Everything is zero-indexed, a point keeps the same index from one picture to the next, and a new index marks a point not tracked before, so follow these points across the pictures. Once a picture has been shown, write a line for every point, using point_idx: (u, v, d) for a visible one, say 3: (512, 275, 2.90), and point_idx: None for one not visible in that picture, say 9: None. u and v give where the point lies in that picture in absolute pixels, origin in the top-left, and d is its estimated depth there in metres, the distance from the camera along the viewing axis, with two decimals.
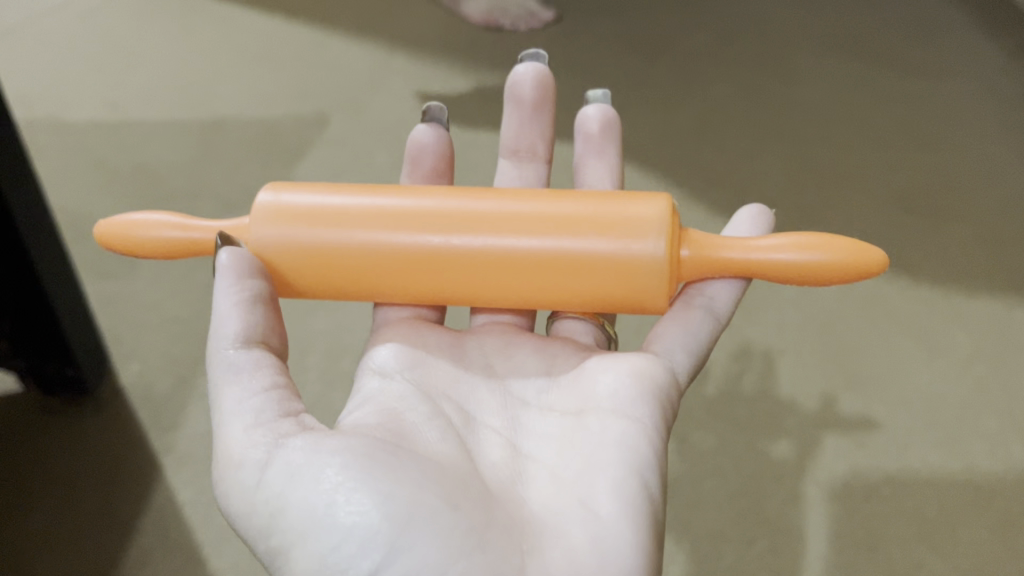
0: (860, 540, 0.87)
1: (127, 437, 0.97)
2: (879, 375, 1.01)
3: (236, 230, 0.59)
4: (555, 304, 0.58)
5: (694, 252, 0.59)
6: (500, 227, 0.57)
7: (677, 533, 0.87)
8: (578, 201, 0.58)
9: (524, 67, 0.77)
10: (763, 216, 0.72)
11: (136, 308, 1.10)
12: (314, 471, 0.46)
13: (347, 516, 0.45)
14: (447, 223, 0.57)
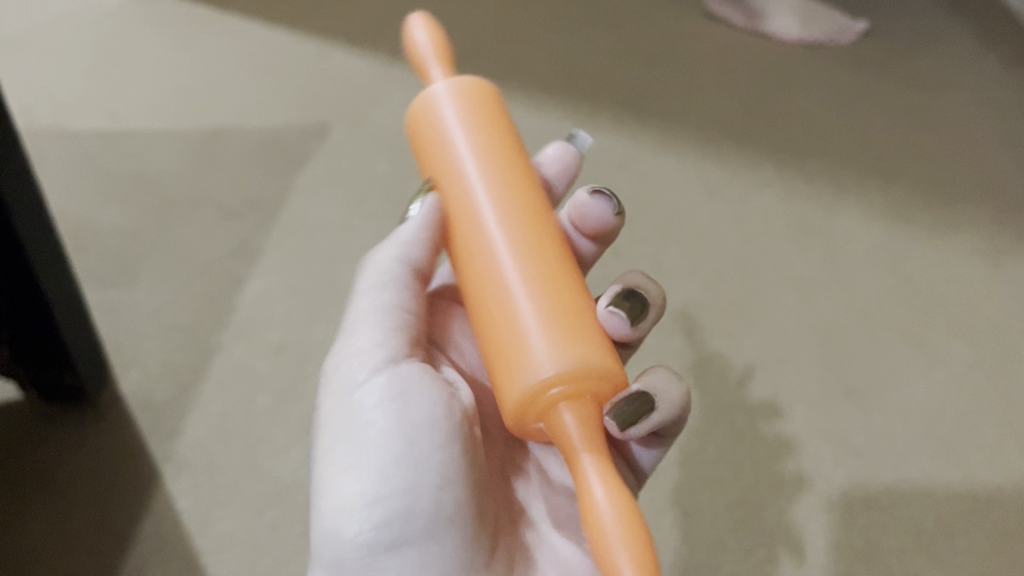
0: (858, 550, 0.87)
1: (127, 445, 0.98)
2: (879, 384, 1.01)
3: (430, 105, 0.58)
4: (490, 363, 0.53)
5: (565, 420, 0.48)
6: (490, 294, 0.52)
7: (675, 542, 0.87)
8: (571, 329, 0.49)
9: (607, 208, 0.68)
10: None
11: (137, 316, 1.10)
12: (399, 421, 0.53)
13: (408, 476, 0.52)
14: (471, 266, 0.54)
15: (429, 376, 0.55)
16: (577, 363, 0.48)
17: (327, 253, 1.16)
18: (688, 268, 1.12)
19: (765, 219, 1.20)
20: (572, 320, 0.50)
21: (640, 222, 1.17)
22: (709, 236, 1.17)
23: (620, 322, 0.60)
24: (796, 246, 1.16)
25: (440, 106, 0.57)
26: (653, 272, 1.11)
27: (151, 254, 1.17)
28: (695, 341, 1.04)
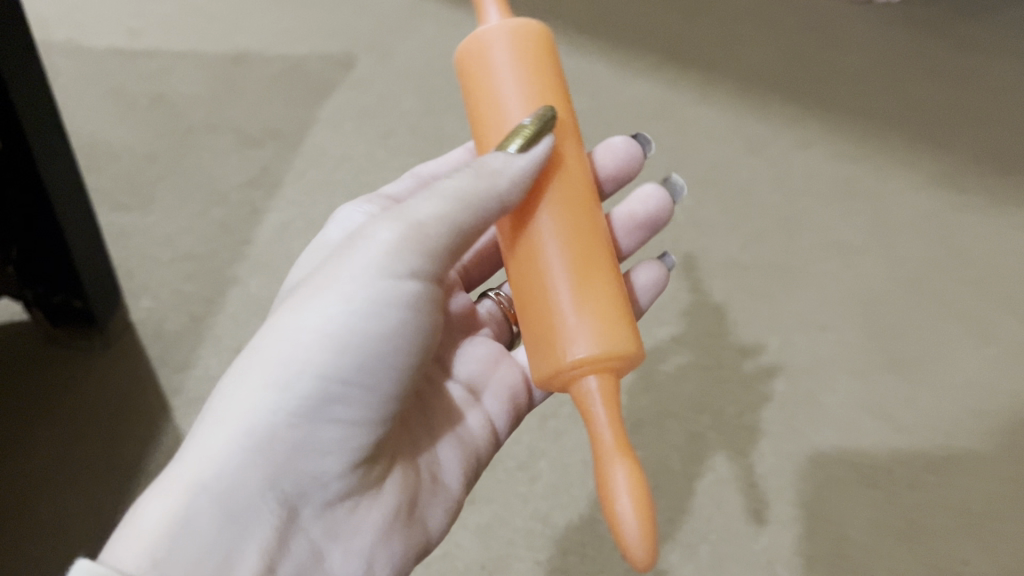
0: (902, 530, 0.82)
1: (137, 374, 0.93)
2: (924, 356, 0.96)
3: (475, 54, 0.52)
4: (534, 322, 0.50)
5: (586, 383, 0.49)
6: (543, 291, 0.50)
7: (707, 508, 0.82)
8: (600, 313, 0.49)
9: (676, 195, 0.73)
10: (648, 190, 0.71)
11: (150, 243, 1.05)
12: (349, 327, 0.49)
13: (327, 414, 0.49)
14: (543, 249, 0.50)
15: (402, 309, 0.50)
16: (605, 342, 0.48)
17: (350, 188, 1.11)
18: (727, 225, 1.06)
19: (811, 178, 1.14)
20: (613, 312, 0.49)
21: (678, 175, 1.12)
22: (750, 193, 1.11)
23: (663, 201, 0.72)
24: (841, 209, 1.10)
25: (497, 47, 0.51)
26: (691, 227, 1.06)
27: (166, 179, 1.12)
28: (733, 301, 0.99)
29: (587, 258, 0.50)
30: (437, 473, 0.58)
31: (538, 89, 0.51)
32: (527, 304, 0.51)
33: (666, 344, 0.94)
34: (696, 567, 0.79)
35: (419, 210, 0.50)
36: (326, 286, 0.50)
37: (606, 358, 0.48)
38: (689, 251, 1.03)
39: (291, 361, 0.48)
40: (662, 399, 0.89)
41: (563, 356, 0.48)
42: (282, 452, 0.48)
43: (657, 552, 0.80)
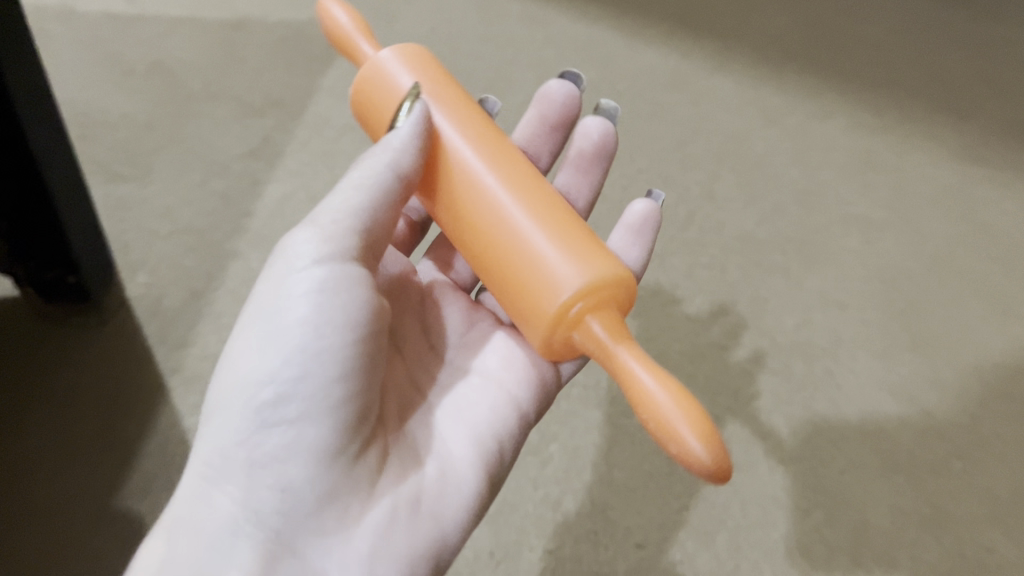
0: (926, 517, 0.79)
1: (133, 352, 0.90)
2: (948, 337, 0.92)
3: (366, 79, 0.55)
4: (513, 284, 0.49)
5: (594, 328, 0.47)
6: (510, 242, 0.49)
7: (724, 493, 0.79)
8: (570, 247, 0.48)
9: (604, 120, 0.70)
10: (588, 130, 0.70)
11: (147, 216, 1.02)
12: (270, 327, 0.48)
13: (267, 417, 0.47)
14: (499, 207, 0.50)
15: (325, 296, 0.47)
16: (592, 268, 0.47)
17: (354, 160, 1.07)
18: (744, 200, 1.03)
19: (831, 150, 1.10)
20: (585, 246, 0.49)
21: (694, 147, 1.07)
22: (769, 165, 1.07)
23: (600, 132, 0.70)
24: (862, 183, 1.06)
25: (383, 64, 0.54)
26: (707, 201, 1.02)
27: (164, 149, 1.08)
28: (751, 278, 0.95)
29: (533, 200, 0.50)
30: (446, 459, 0.53)
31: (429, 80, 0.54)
32: (502, 276, 0.49)
33: (681, 322, 0.90)
34: (713, 555, 0.76)
35: (330, 209, 0.50)
36: (247, 310, 0.49)
37: (593, 286, 0.47)
38: (704, 225, 0.99)
39: (225, 387, 0.48)
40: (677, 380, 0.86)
41: (556, 302, 0.47)
42: (241, 470, 0.47)
43: (673, 541, 0.77)
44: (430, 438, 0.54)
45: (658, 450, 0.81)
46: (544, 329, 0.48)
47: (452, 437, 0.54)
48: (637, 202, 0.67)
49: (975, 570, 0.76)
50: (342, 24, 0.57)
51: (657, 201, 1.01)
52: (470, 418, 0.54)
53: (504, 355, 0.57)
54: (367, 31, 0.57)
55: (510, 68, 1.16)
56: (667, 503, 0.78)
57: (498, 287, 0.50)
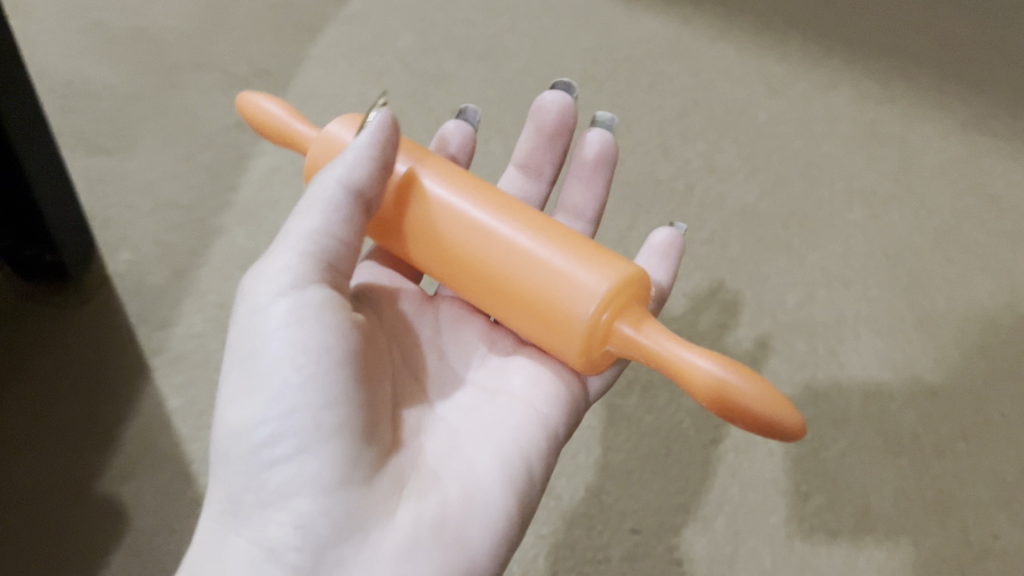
0: (931, 501, 0.76)
1: (115, 332, 0.87)
2: (954, 314, 0.89)
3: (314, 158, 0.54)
4: (534, 306, 0.47)
5: (629, 331, 0.46)
6: (521, 265, 0.47)
7: (722, 477, 0.77)
8: (577, 252, 0.47)
9: (600, 132, 0.67)
10: (588, 141, 0.66)
11: (130, 191, 0.98)
12: (249, 363, 0.46)
13: (264, 453, 0.44)
14: (499, 227, 0.49)
15: (298, 325, 0.45)
16: (607, 268, 0.47)
17: None
18: (745, 172, 0.99)
19: (836, 120, 1.06)
20: (587, 248, 0.48)
21: (694, 118, 1.04)
22: (772, 137, 1.03)
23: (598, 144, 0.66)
24: (867, 154, 1.03)
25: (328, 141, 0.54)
26: (707, 175, 0.99)
27: (148, 121, 1.04)
28: (752, 254, 0.92)
29: (517, 216, 0.49)
30: (472, 474, 0.48)
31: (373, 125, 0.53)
32: (513, 297, 0.48)
33: (679, 301, 0.88)
34: (710, 541, 0.74)
35: (292, 236, 0.47)
36: (230, 355, 0.47)
37: (614, 290, 0.46)
38: (704, 199, 0.96)
39: (225, 433, 0.46)
40: None
41: (586, 315, 0.46)
42: (255, 511, 0.45)
43: (669, 526, 0.74)
44: (452, 454, 0.49)
45: (654, 432, 0.78)
46: (580, 344, 0.46)
47: (476, 450, 0.49)
48: (659, 231, 0.65)
49: (982, 555, 0.74)
50: (273, 113, 0.57)
51: (657, 175, 0.98)
52: (491, 436, 0.50)
53: (529, 371, 0.53)
54: (296, 114, 0.58)
55: (505, 37, 1.12)
56: (663, 488, 0.76)
57: (507, 311, 0.48)
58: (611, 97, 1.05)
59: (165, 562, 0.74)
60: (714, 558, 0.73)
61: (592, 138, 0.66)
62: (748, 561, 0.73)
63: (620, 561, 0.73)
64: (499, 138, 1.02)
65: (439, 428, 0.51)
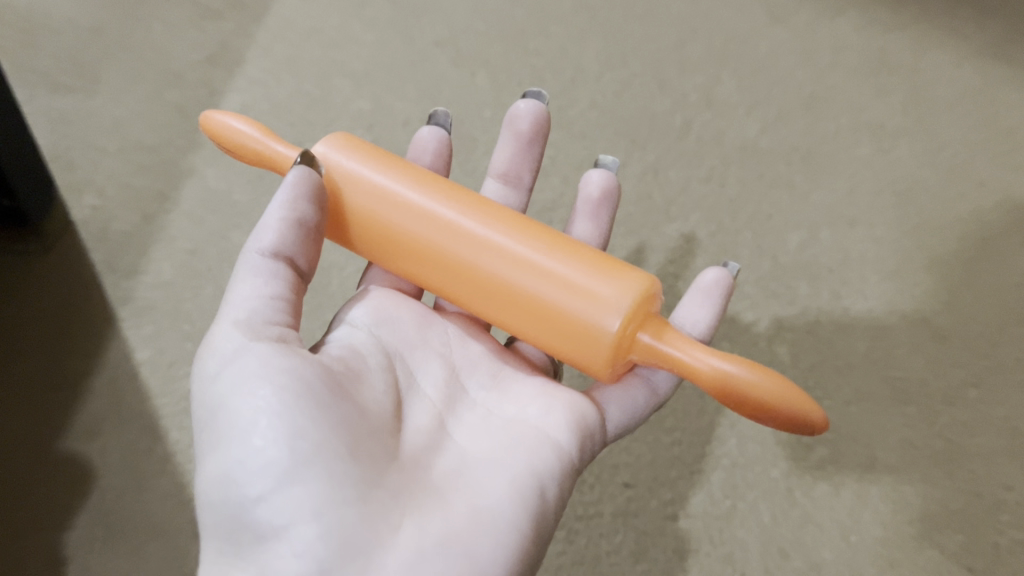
0: (938, 452, 0.73)
1: (80, 281, 0.83)
2: (965, 254, 0.85)
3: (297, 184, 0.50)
4: (554, 323, 0.45)
5: (648, 337, 0.45)
6: (535, 282, 0.46)
7: (720, 429, 0.73)
8: (587, 265, 0.46)
9: (601, 170, 0.64)
10: (596, 179, 0.64)
11: (94, 131, 0.93)
12: (221, 406, 0.41)
13: (251, 485, 0.39)
14: (506, 243, 0.47)
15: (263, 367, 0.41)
16: (622, 278, 0.45)
17: (319, 66, 0.97)
18: (746, 106, 0.93)
19: (846, 45, 0.99)
20: (595, 259, 0.47)
21: (693, 47, 0.97)
22: (776, 66, 0.97)
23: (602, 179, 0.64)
24: (876, 84, 0.96)
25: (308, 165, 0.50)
26: (705, 109, 0.93)
27: (112, 56, 0.98)
28: (753, 193, 0.87)
29: (504, 226, 0.47)
30: (482, 489, 0.43)
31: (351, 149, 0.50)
32: (531, 314, 0.46)
33: (675, 244, 0.83)
34: (707, 495, 0.70)
35: (233, 306, 0.44)
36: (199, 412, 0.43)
37: (632, 301, 0.44)
38: (702, 135, 0.90)
39: (207, 480, 0.41)
40: (669, 306, 0.80)
41: (612, 329, 0.44)
42: (250, 552, 0.39)
43: (664, 481, 0.71)
44: (460, 472, 0.44)
45: None
46: (606, 356, 0.45)
47: (487, 468, 0.44)
48: (708, 270, 0.58)
49: (993, 507, 0.70)
50: (242, 134, 0.53)
51: (653, 110, 0.92)
52: (500, 453, 0.45)
53: (538, 400, 0.49)
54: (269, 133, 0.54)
55: None
56: (657, 439, 0.72)
57: (514, 326, 0.47)
58: (604, 26, 0.99)
59: (133, 522, 0.70)
60: (711, 513, 0.70)
61: (598, 175, 0.64)
62: (747, 516, 0.70)
63: (612, 518, 0.69)
64: (485, 72, 0.95)
65: (446, 448, 0.46)
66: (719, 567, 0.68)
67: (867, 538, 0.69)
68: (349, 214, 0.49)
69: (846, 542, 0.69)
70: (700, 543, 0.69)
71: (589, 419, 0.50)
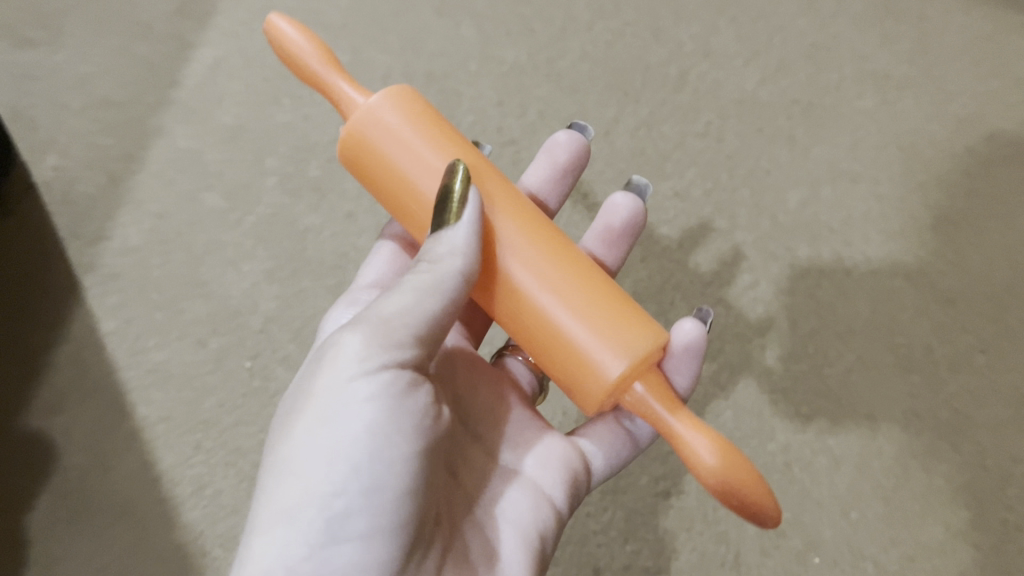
0: (944, 422, 0.69)
1: (44, 248, 0.78)
2: (974, 211, 0.80)
3: (353, 131, 0.43)
4: (565, 361, 0.41)
5: (642, 391, 0.41)
6: (558, 315, 0.41)
7: (715, 400, 0.70)
8: (612, 309, 0.41)
9: (627, 195, 0.59)
10: (622, 205, 0.59)
11: (56, 86, 0.87)
12: (342, 418, 0.38)
13: (337, 523, 0.36)
14: (541, 269, 0.42)
15: (393, 406, 0.38)
16: (636, 343, 0.40)
17: (292, 13, 0.91)
18: (746, 56, 0.88)
19: None
20: (613, 305, 0.41)
21: None
22: (782, 9, 0.90)
23: (630, 207, 0.59)
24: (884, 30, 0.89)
25: (365, 116, 0.43)
26: (703, 59, 0.87)
27: (75, 5, 0.92)
28: (753, 149, 0.82)
29: (548, 241, 0.43)
30: (493, 554, 0.43)
31: (435, 128, 0.44)
32: (544, 345, 0.41)
33: (670, 203, 0.79)
34: None
35: (387, 310, 0.40)
36: (308, 401, 0.39)
37: (636, 350, 0.40)
38: (698, 89, 0.85)
39: (288, 478, 0.37)
40: (664, 270, 0.75)
41: (604, 382, 0.40)
42: None
43: (656, 455, 0.68)
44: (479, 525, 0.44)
45: None
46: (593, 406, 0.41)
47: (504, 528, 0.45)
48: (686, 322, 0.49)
49: (1001, 483, 0.67)
50: (306, 53, 0.45)
51: (648, 62, 0.87)
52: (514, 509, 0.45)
53: (539, 449, 0.48)
54: (337, 66, 0.46)
55: None
56: None
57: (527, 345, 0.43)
58: None
59: (97, 502, 0.67)
60: (704, 489, 0.67)
61: (625, 199, 0.59)
62: None
63: (601, 494, 0.67)
64: (471, 19, 0.89)
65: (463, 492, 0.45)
66: (713, 546, 0.65)
67: (869, 514, 0.66)
68: (388, 189, 0.44)
69: (846, 518, 0.66)
70: (694, 520, 0.66)
71: (575, 468, 0.49)
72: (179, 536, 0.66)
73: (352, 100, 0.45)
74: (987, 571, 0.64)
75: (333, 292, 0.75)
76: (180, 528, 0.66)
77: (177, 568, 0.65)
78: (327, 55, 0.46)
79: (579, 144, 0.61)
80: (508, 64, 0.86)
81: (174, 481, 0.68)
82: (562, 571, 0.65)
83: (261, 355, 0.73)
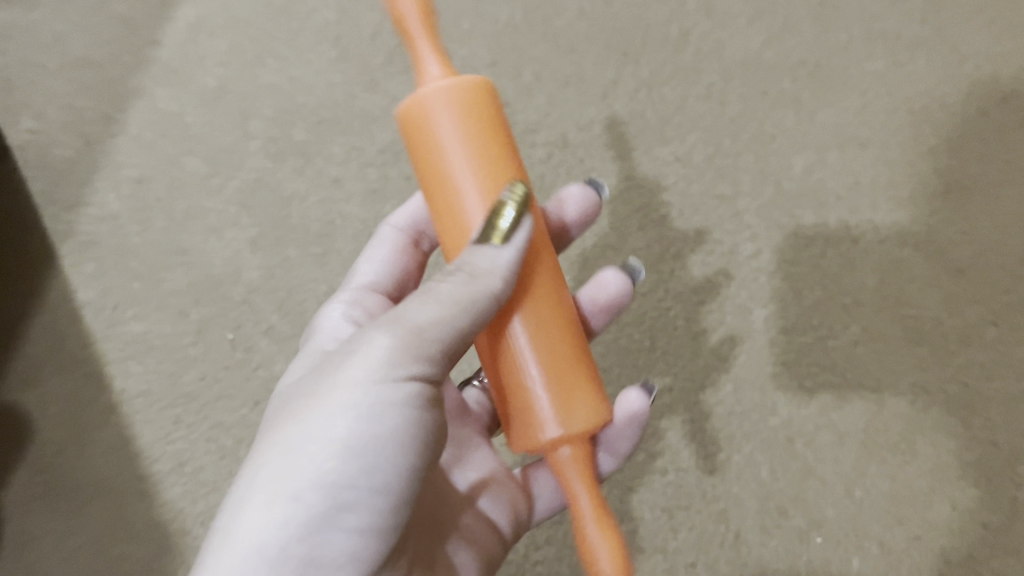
0: (954, 398, 0.66)
1: (20, 216, 0.76)
2: (989, 179, 0.73)
3: (418, 107, 0.38)
4: (518, 412, 0.39)
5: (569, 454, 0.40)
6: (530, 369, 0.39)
7: (714, 373, 0.67)
8: (581, 384, 0.40)
9: (620, 275, 0.56)
10: (609, 285, 0.55)
11: (30, 45, 0.83)
12: (362, 420, 0.36)
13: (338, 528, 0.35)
14: (533, 319, 0.39)
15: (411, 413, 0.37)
16: (586, 425, 0.39)
17: None
18: (750, 14, 0.79)
19: None
20: (581, 380, 0.40)
21: None
22: None
23: (614, 288, 0.55)
24: None
25: (435, 97, 0.38)
26: (705, 18, 0.79)
27: None
28: (754, 111, 0.76)
29: (554, 293, 0.40)
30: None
31: (504, 139, 0.39)
32: (505, 388, 0.40)
33: (670, 168, 0.75)
34: (699, 448, 0.65)
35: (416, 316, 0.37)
36: (327, 394, 0.36)
37: (581, 423, 0.39)
38: (699, 45, 0.79)
39: (297, 473, 0.35)
40: (663, 239, 0.72)
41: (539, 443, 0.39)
42: None
43: (653, 430, 0.66)
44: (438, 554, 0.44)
45: (638, 320, 0.69)
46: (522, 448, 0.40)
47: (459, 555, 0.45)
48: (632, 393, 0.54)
49: (1011, 459, 0.64)
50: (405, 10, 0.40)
51: (646, 16, 0.80)
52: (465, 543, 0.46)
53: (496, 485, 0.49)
54: (433, 34, 0.40)
55: None
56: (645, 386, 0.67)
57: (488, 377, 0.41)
58: None
59: (76, 480, 0.66)
60: (702, 466, 0.65)
61: (614, 278, 0.55)
62: (742, 469, 0.65)
63: None
64: None
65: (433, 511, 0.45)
66: (711, 525, 0.64)
67: (874, 492, 0.64)
68: (426, 174, 0.39)
69: (850, 497, 0.64)
70: (691, 499, 0.64)
71: (519, 505, 0.49)
72: (159, 516, 0.65)
73: (433, 70, 0.39)
74: (995, 551, 0.62)
75: (318, 260, 0.73)
76: (160, 506, 0.65)
77: (157, 547, 0.64)
78: (426, 19, 0.40)
79: (590, 207, 0.60)
80: (502, 23, 0.81)
81: (153, 458, 0.66)
82: (556, 550, 0.64)
83: (243, 327, 0.70)
